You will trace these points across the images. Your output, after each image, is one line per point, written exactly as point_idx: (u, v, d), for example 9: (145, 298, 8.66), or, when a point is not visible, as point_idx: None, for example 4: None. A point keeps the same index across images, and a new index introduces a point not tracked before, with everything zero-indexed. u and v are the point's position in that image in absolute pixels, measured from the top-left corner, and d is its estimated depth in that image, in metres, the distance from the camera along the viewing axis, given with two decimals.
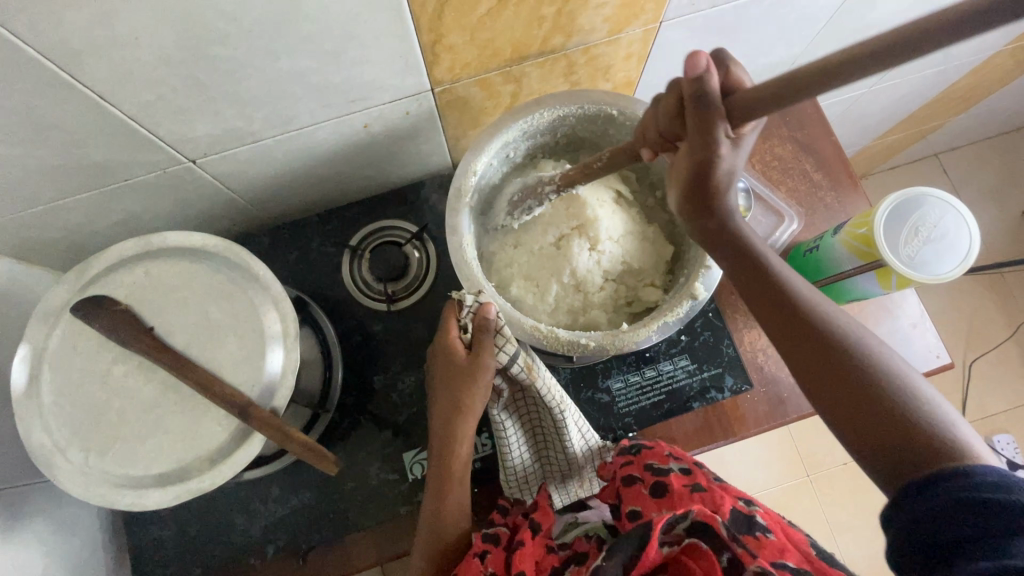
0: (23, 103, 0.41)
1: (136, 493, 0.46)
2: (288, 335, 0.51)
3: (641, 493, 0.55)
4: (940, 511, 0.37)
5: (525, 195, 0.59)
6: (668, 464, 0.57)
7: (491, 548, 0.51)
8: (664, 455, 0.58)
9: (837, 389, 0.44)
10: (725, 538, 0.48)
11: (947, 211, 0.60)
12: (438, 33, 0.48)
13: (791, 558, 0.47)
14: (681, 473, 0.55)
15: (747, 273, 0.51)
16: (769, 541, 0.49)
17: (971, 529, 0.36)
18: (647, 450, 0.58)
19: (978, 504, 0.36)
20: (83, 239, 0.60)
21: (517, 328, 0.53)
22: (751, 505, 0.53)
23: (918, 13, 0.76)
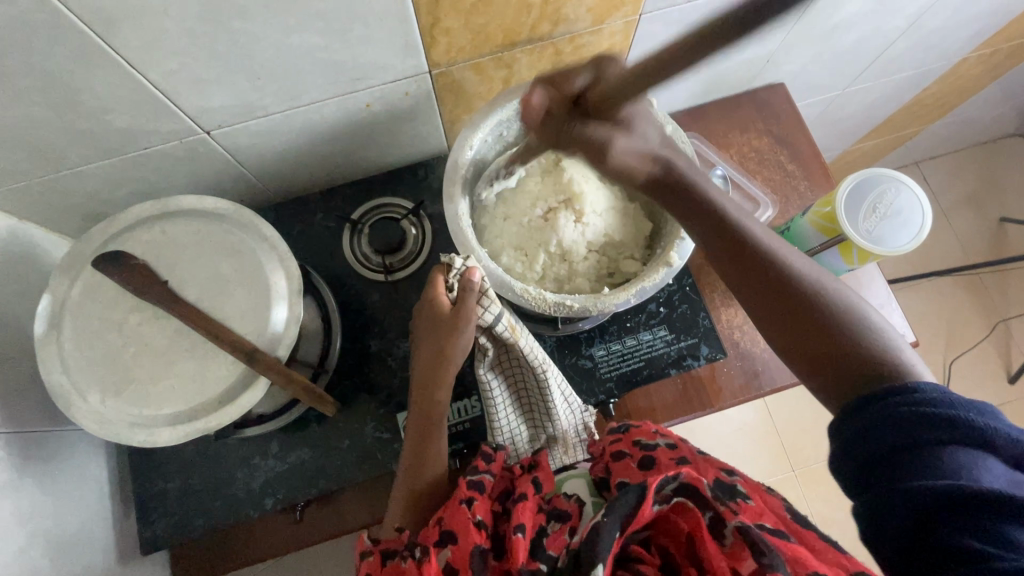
0: (59, 68, 0.46)
1: (148, 430, 0.50)
2: (292, 292, 0.55)
3: (630, 465, 0.59)
4: (887, 423, 0.43)
5: (500, 176, 0.64)
6: (654, 439, 0.60)
7: (479, 496, 0.54)
8: (651, 431, 0.61)
9: (793, 321, 0.50)
10: (711, 498, 0.51)
11: (901, 190, 0.64)
12: (436, 16, 0.53)
13: (768, 520, 0.50)
14: (668, 447, 0.59)
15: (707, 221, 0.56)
16: (750, 506, 0.51)
17: (899, 442, 0.42)
18: (636, 427, 0.62)
19: (914, 421, 0.42)
20: (101, 207, 0.64)
21: (506, 290, 0.57)
22: (734, 475, 0.56)
23: (881, 17, 0.82)
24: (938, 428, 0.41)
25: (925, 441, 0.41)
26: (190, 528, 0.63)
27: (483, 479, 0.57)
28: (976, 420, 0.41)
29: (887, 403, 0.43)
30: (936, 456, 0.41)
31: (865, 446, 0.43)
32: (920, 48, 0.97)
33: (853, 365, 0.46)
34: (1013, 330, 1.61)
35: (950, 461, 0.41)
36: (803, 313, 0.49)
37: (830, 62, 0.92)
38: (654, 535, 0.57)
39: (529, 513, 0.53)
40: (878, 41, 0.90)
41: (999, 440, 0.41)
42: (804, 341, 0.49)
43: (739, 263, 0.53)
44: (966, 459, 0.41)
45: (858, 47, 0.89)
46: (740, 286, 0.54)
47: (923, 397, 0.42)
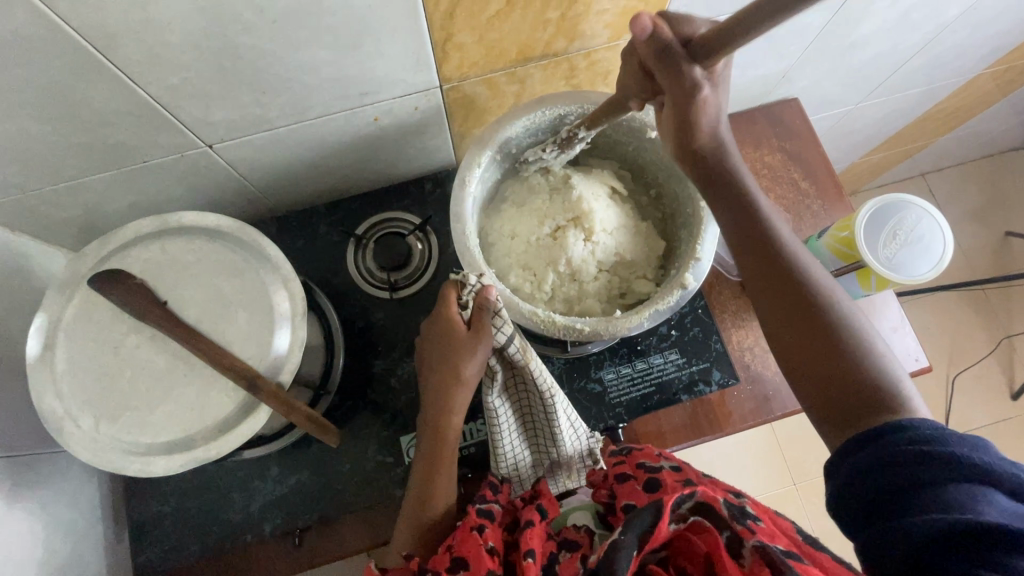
0: (55, 82, 0.44)
1: (143, 459, 0.48)
2: (296, 314, 0.53)
3: (635, 488, 0.57)
4: (881, 463, 0.41)
5: (557, 141, 0.60)
6: (658, 461, 0.58)
7: (488, 523, 0.53)
8: (654, 453, 0.60)
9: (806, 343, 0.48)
10: (726, 516, 0.49)
11: (922, 217, 0.63)
12: (449, 31, 0.51)
13: (782, 542, 0.47)
14: (673, 470, 0.57)
15: (742, 219, 0.52)
16: (765, 527, 0.49)
17: (897, 477, 0.40)
18: (639, 450, 0.61)
19: (911, 456, 0.40)
20: (98, 219, 0.62)
21: (513, 312, 0.55)
22: (741, 496, 0.55)
23: (900, 33, 0.80)
24: (933, 466, 0.39)
25: (920, 479, 0.39)
26: (186, 552, 0.61)
27: (492, 507, 0.56)
28: (975, 453, 0.39)
29: (880, 443, 0.41)
30: (936, 492, 0.38)
31: (864, 485, 0.41)
32: (935, 65, 0.96)
33: (852, 392, 0.45)
34: (1017, 346, 1.60)
35: (949, 497, 0.38)
36: (809, 328, 0.48)
37: (846, 77, 0.90)
38: (671, 556, 0.55)
39: (537, 536, 0.53)
40: (895, 57, 0.88)
41: (1000, 472, 0.38)
42: (805, 354, 0.47)
43: (767, 271, 0.51)
44: (970, 493, 0.38)
45: (875, 63, 0.88)
46: (762, 297, 0.51)
47: (921, 435, 0.40)
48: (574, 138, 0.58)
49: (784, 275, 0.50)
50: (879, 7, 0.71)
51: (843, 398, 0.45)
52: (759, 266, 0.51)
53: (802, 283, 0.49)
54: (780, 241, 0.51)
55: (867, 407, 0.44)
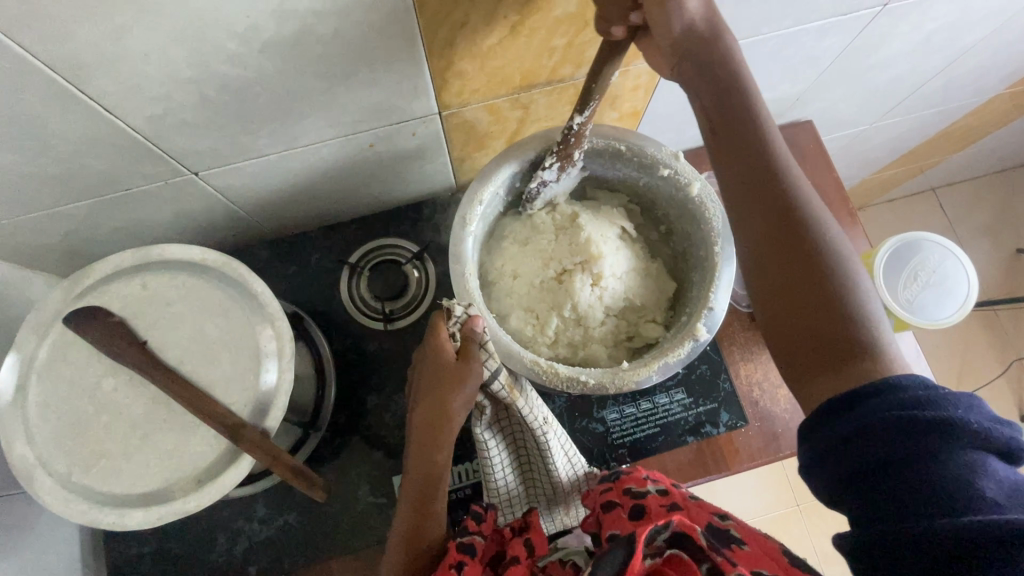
0: (25, 113, 0.41)
1: (118, 512, 0.45)
2: (283, 354, 0.50)
3: (620, 515, 0.53)
4: (872, 432, 0.35)
5: (556, 151, 0.54)
6: (645, 486, 0.55)
7: (468, 560, 0.49)
8: (641, 477, 0.56)
9: (785, 285, 0.41)
10: (706, 546, 0.46)
11: (945, 258, 0.60)
12: (449, 59, 0.48)
13: (766, 566, 0.44)
14: (659, 493, 0.54)
15: (729, 135, 0.43)
16: (746, 552, 0.46)
17: (896, 452, 0.34)
18: (626, 475, 0.57)
19: (908, 425, 0.35)
20: (80, 245, 0.59)
21: (515, 363, 0.52)
22: (727, 519, 0.50)
23: (921, 56, 0.77)
24: (926, 435, 0.34)
25: (918, 453, 0.34)
26: None
27: (474, 539, 0.52)
28: (970, 415, 0.35)
29: (870, 403, 0.36)
30: (936, 468, 0.34)
31: (856, 460, 0.36)
32: (955, 86, 0.92)
33: (826, 332, 0.39)
34: None
35: (945, 474, 0.33)
36: (786, 256, 0.41)
37: (863, 99, 0.87)
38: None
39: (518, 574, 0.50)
40: (915, 78, 0.84)
41: (990, 438, 0.34)
42: (785, 297, 0.41)
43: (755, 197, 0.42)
44: (964, 466, 0.34)
45: (893, 85, 0.84)
46: (745, 230, 0.43)
47: (914, 393, 0.35)
48: (571, 133, 0.51)
49: (765, 191, 0.42)
50: (902, 30, 0.68)
51: (815, 338, 0.39)
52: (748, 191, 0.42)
53: (789, 202, 0.41)
54: (767, 149, 0.43)
55: (840, 350, 0.38)
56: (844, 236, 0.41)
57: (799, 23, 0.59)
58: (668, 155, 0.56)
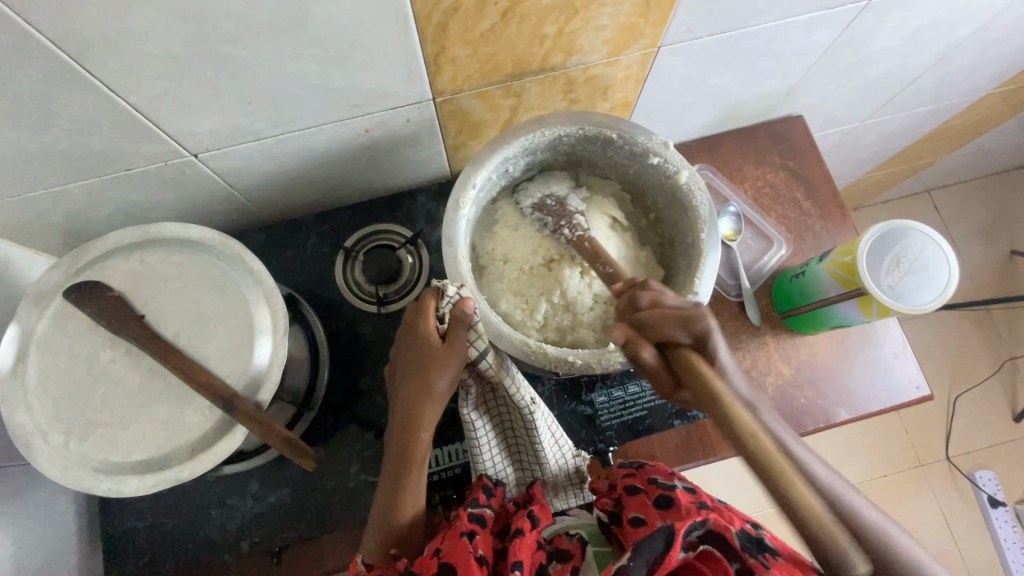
0: (30, 89, 0.42)
1: (113, 479, 0.47)
2: (277, 331, 0.51)
3: (646, 503, 0.53)
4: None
5: (547, 221, 0.61)
6: (672, 480, 0.54)
7: (479, 530, 0.50)
8: (668, 472, 0.55)
9: None
10: (738, 548, 0.46)
11: (927, 245, 0.61)
12: (442, 44, 0.50)
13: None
14: (687, 490, 0.52)
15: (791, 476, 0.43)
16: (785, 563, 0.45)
17: None
18: (653, 466, 0.56)
19: None
20: (80, 226, 0.61)
21: (504, 342, 0.54)
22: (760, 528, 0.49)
23: (909, 53, 0.78)
24: None
25: None
26: (161, 569, 0.60)
27: (485, 512, 0.52)
28: None
29: None
30: None
31: None
32: (944, 84, 0.94)
33: None
34: (1021, 368, 1.58)
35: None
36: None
37: (853, 95, 0.88)
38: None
39: (527, 547, 0.49)
40: (903, 76, 0.86)
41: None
42: None
43: None
44: None
45: (882, 81, 0.86)
46: None
47: None
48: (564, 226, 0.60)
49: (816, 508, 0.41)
50: (888, 26, 0.70)
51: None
52: None
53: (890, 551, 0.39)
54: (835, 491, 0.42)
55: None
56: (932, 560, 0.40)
57: (785, 16, 0.61)
58: (659, 143, 0.56)
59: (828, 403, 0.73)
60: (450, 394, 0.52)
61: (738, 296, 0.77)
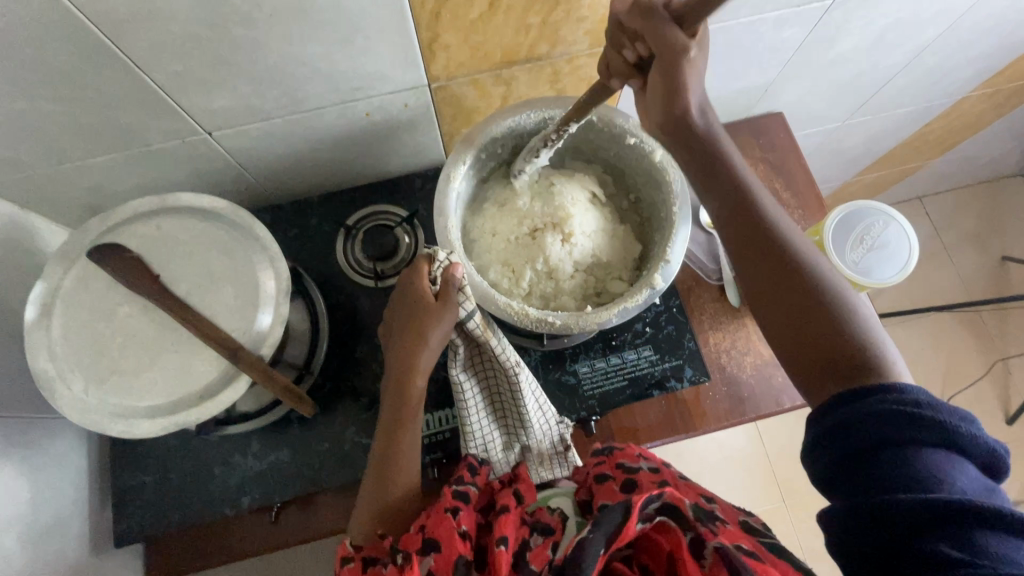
0: (67, 64, 0.47)
1: (127, 422, 0.51)
2: (280, 293, 0.56)
3: (612, 488, 0.57)
4: (885, 414, 0.41)
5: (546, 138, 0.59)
6: (637, 463, 0.59)
7: (463, 506, 0.53)
8: (634, 455, 0.60)
9: (804, 327, 0.47)
10: (692, 517, 0.49)
11: (889, 224, 0.65)
12: (436, 31, 0.55)
13: (746, 543, 0.48)
14: (651, 471, 0.57)
15: (739, 209, 0.52)
16: (730, 529, 0.50)
17: (883, 434, 0.40)
18: (620, 451, 0.61)
19: (895, 419, 0.40)
20: (101, 199, 0.65)
21: (490, 305, 0.57)
22: (712, 503, 0.54)
23: (880, 53, 0.83)
24: (907, 427, 0.40)
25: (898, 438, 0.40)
26: (165, 522, 0.64)
27: (469, 489, 0.55)
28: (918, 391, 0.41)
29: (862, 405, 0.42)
30: (914, 457, 0.39)
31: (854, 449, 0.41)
32: (920, 86, 0.99)
33: (839, 361, 0.45)
34: (1012, 369, 1.60)
35: (922, 460, 0.39)
36: (796, 293, 0.48)
37: (830, 94, 0.93)
38: (635, 555, 0.54)
39: (512, 524, 0.52)
40: (877, 76, 0.91)
41: (979, 446, 0.40)
42: (807, 342, 0.47)
43: (775, 282, 0.49)
44: (935, 461, 0.39)
45: (859, 81, 0.90)
46: (758, 298, 0.51)
47: (903, 392, 0.41)
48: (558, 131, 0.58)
49: (771, 244, 0.50)
50: (856, 25, 0.74)
51: (826, 367, 0.45)
52: (761, 287, 0.50)
53: (794, 261, 0.49)
54: (771, 224, 0.51)
55: (845, 377, 0.44)
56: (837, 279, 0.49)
57: (755, 12, 0.66)
58: (635, 125, 0.61)
59: None
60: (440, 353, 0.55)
61: (720, 279, 0.77)
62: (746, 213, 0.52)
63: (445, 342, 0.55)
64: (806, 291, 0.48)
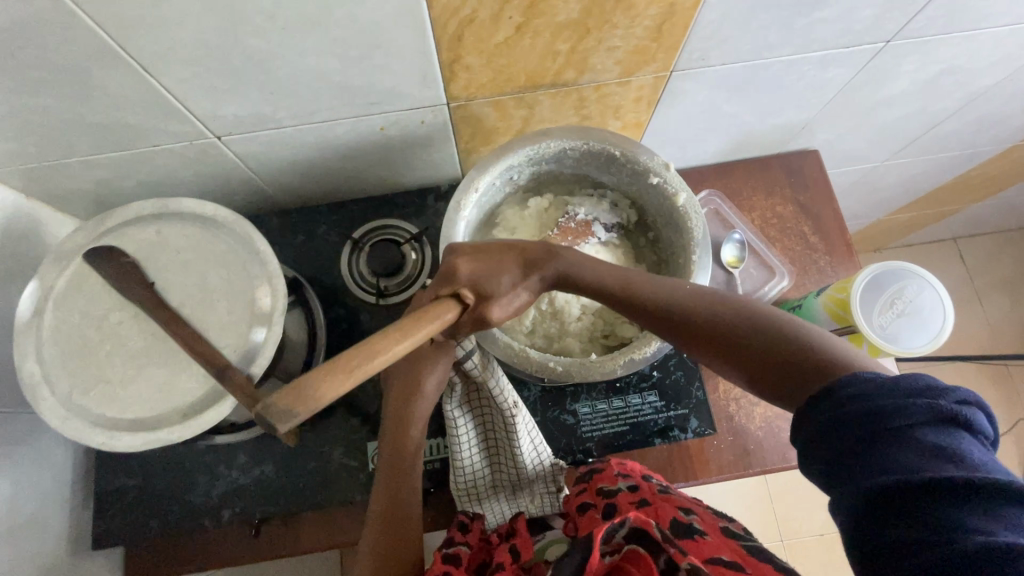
0: (74, 64, 0.46)
1: (107, 434, 0.49)
2: (274, 311, 0.53)
3: (594, 517, 0.55)
4: (818, 434, 0.40)
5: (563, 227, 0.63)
6: (615, 484, 0.56)
7: (451, 570, 0.51)
8: (613, 475, 0.58)
9: (756, 364, 0.45)
10: (661, 540, 0.47)
11: (923, 288, 0.62)
12: (457, 52, 0.52)
13: (725, 554, 0.45)
14: (629, 490, 0.54)
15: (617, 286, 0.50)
16: (706, 541, 0.47)
17: (840, 437, 0.39)
18: (599, 474, 0.59)
19: (843, 416, 0.39)
20: (108, 194, 0.64)
21: (491, 344, 0.56)
22: (690, 512, 0.51)
23: (930, 97, 0.78)
24: (857, 423, 0.38)
25: (855, 438, 0.38)
26: (144, 527, 0.63)
27: (459, 550, 0.54)
28: (859, 379, 0.40)
29: (817, 412, 0.41)
30: (874, 449, 0.37)
31: (823, 463, 0.40)
32: (969, 132, 0.93)
33: (807, 371, 0.43)
34: None
35: (881, 449, 0.37)
36: (722, 334, 0.46)
37: (872, 135, 0.88)
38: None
39: None
40: (924, 120, 0.86)
41: (951, 407, 0.37)
42: (770, 371, 0.44)
43: (699, 334, 0.47)
44: (895, 444, 0.37)
45: (904, 123, 0.85)
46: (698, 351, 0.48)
47: (846, 388, 0.40)
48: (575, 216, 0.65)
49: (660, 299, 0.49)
50: (907, 68, 0.70)
51: (803, 383, 0.43)
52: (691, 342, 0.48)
53: (693, 305, 0.48)
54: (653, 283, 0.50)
55: (824, 373, 0.42)
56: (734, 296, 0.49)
57: (800, 51, 0.62)
58: (660, 164, 0.58)
59: None
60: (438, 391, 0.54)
61: None
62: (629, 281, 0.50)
63: (444, 381, 0.54)
64: (741, 308, 0.47)
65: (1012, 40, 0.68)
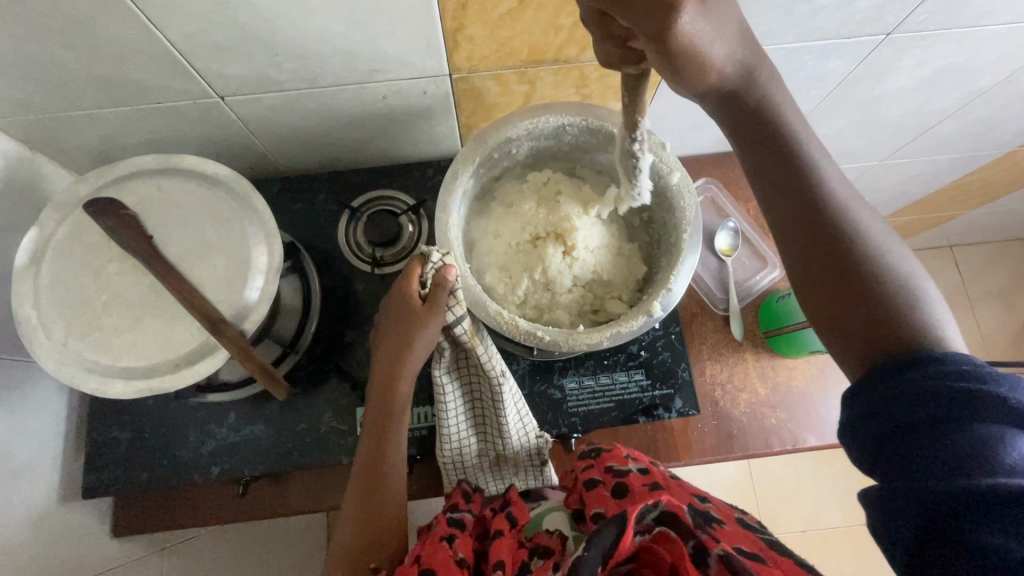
0: (81, 13, 0.46)
1: (101, 380, 0.50)
2: (270, 269, 0.54)
3: (603, 495, 0.54)
4: (896, 402, 0.39)
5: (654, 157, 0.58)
6: (626, 465, 0.56)
7: (458, 535, 0.52)
8: (622, 456, 0.57)
9: (838, 296, 0.42)
10: (691, 524, 0.47)
11: None
12: (461, 21, 0.52)
13: (745, 543, 0.46)
14: (641, 473, 0.55)
15: (765, 151, 0.45)
16: (727, 531, 0.48)
17: (928, 410, 0.37)
18: (607, 452, 0.58)
19: (940, 394, 0.37)
20: (109, 150, 0.65)
21: (480, 310, 0.56)
22: (704, 500, 0.52)
23: (929, 95, 0.79)
24: (954, 407, 0.37)
25: (944, 416, 0.37)
26: (133, 479, 0.64)
27: (463, 518, 0.55)
28: (966, 363, 0.38)
29: (906, 378, 0.39)
30: (963, 434, 0.36)
31: (892, 428, 0.39)
32: (967, 134, 0.94)
33: (879, 328, 0.41)
34: None
35: (971, 436, 0.36)
36: (832, 252, 0.43)
37: (870, 132, 0.89)
38: (637, 569, 0.51)
39: (506, 548, 0.51)
40: (924, 119, 0.86)
41: None
42: (846, 305, 0.42)
43: (813, 237, 0.43)
44: (985, 436, 0.36)
45: (903, 121, 0.86)
46: (790, 252, 0.45)
47: (953, 367, 0.38)
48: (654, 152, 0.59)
49: (800, 186, 0.44)
50: (907, 63, 0.70)
51: (870, 334, 0.41)
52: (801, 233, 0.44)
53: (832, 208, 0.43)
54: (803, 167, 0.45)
55: (901, 338, 0.40)
56: (872, 219, 0.44)
57: (801, 39, 0.62)
58: (656, 144, 0.59)
59: (796, 427, 0.70)
60: (425, 356, 0.54)
61: (726, 310, 0.74)
62: (779, 157, 0.45)
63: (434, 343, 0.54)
64: (872, 242, 0.43)
65: (1011, 39, 0.68)
